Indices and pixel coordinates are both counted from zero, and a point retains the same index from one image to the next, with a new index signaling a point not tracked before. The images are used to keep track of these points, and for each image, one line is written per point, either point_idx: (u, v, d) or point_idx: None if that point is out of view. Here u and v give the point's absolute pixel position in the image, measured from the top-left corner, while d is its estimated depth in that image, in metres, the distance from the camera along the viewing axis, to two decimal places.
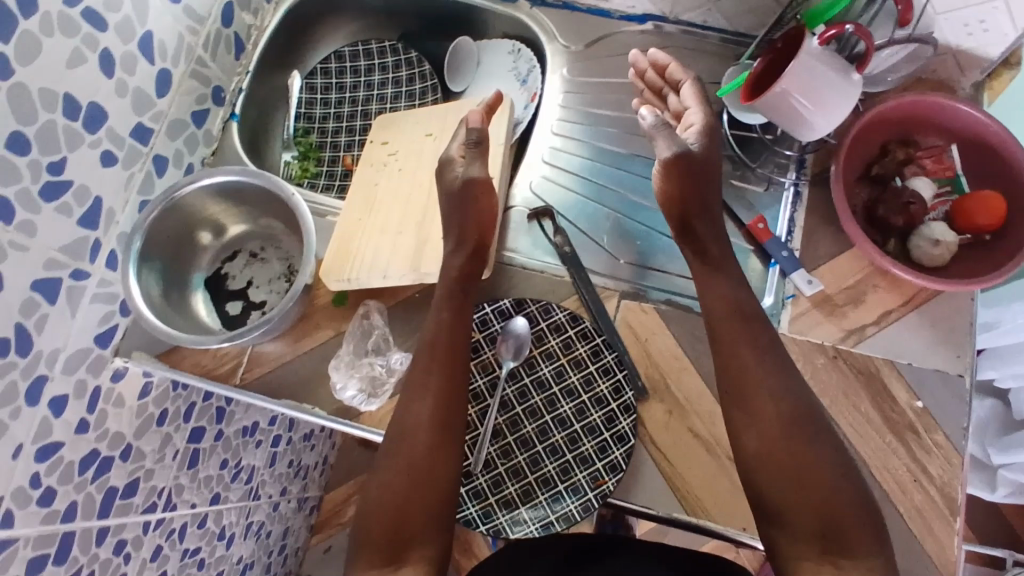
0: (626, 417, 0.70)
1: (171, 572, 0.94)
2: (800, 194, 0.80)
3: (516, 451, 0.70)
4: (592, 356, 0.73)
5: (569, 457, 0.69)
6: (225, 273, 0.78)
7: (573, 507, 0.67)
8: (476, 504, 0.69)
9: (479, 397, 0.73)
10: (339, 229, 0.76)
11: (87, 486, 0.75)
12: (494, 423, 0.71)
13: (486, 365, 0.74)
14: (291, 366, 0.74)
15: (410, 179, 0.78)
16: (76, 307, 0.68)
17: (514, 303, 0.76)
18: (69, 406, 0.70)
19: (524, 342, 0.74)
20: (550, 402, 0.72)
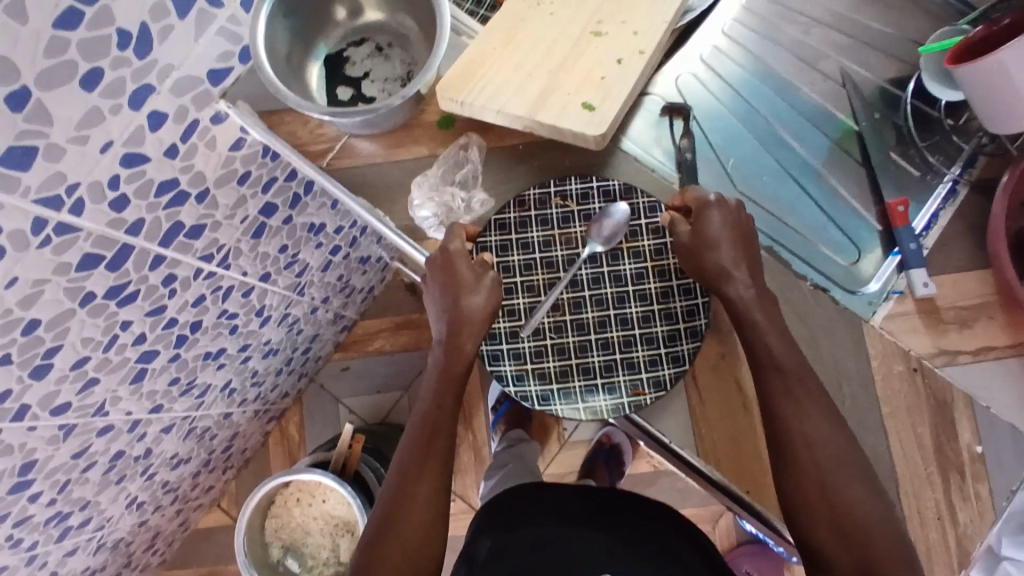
0: (689, 342, 0.68)
1: (206, 324, 0.99)
2: (955, 193, 0.73)
3: (568, 331, 0.70)
4: (680, 272, 0.69)
5: (617, 357, 0.69)
6: (346, 56, 0.76)
7: (604, 404, 0.68)
8: (513, 365, 0.70)
9: (553, 266, 0.71)
10: (471, 51, 0.71)
11: (158, 211, 0.78)
12: (558, 296, 0.70)
13: (568, 240, 0.71)
14: (382, 169, 0.73)
15: (560, 25, 0.72)
16: (202, 32, 0.68)
17: (624, 188, 0.71)
18: (166, 127, 0.71)
19: (620, 230, 0.70)
20: (619, 298, 0.70)
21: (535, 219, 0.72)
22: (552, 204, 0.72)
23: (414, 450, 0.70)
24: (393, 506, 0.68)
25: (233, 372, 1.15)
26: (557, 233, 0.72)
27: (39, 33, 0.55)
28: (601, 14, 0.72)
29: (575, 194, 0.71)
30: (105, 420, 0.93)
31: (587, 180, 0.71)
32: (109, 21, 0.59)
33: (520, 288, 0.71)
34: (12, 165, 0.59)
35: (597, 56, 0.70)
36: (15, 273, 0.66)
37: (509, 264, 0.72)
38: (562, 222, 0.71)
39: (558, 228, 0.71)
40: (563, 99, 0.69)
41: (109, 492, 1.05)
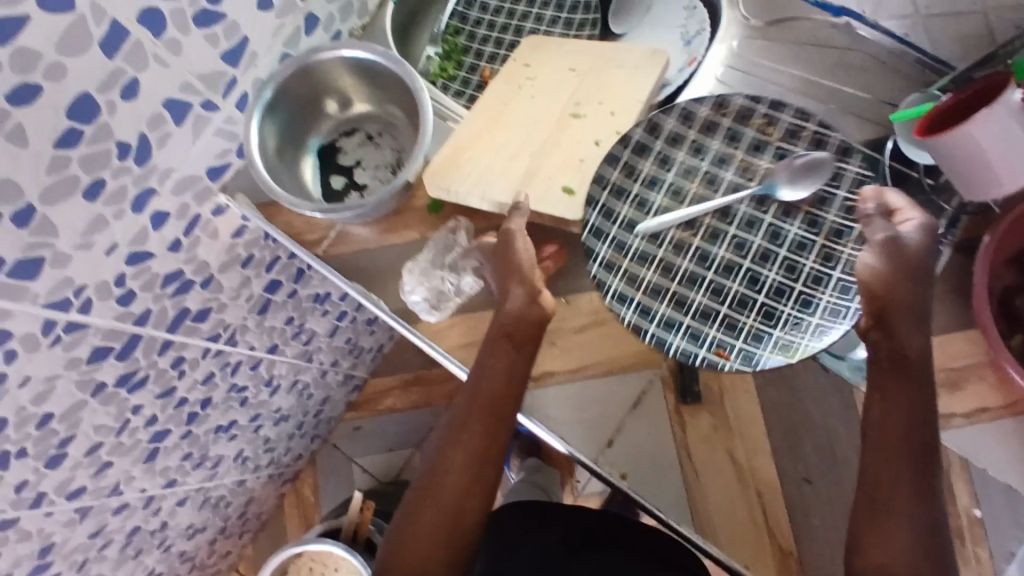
0: (806, 330, 0.65)
1: (216, 399, 1.02)
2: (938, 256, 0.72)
3: (679, 260, 0.70)
4: (828, 263, 0.67)
5: (724, 311, 0.67)
6: (339, 146, 0.80)
7: (676, 342, 0.67)
8: (612, 226, 0.71)
9: (713, 182, 0.71)
10: (455, 137, 0.74)
11: (165, 300, 0.81)
12: (705, 219, 0.70)
13: (748, 167, 0.71)
14: (373, 254, 0.76)
15: (539, 107, 0.75)
16: (199, 135, 0.71)
17: (842, 150, 0.69)
18: (168, 224, 0.74)
19: (808, 181, 0.68)
20: (763, 255, 0.68)
21: (736, 122, 0.71)
22: (750, 125, 0.71)
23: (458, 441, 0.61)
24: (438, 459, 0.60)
25: (245, 441, 1.17)
26: (739, 155, 0.71)
27: (42, 154, 0.58)
28: (577, 96, 0.75)
29: (782, 130, 0.70)
30: (120, 499, 0.96)
31: (806, 121, 0.70)
32: (109, 136, 0.63)
33: (651, 188, 0.72)
34: (21, 276, 0.62)
35: (576, 140, 0.73)
36: (28, 372, 0.70)
37: (635, 169, 0.72)
38: (751, 143, 0.71)
39: (740, 149, 0.71)
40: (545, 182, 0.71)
41: (127, 566, 1.07)
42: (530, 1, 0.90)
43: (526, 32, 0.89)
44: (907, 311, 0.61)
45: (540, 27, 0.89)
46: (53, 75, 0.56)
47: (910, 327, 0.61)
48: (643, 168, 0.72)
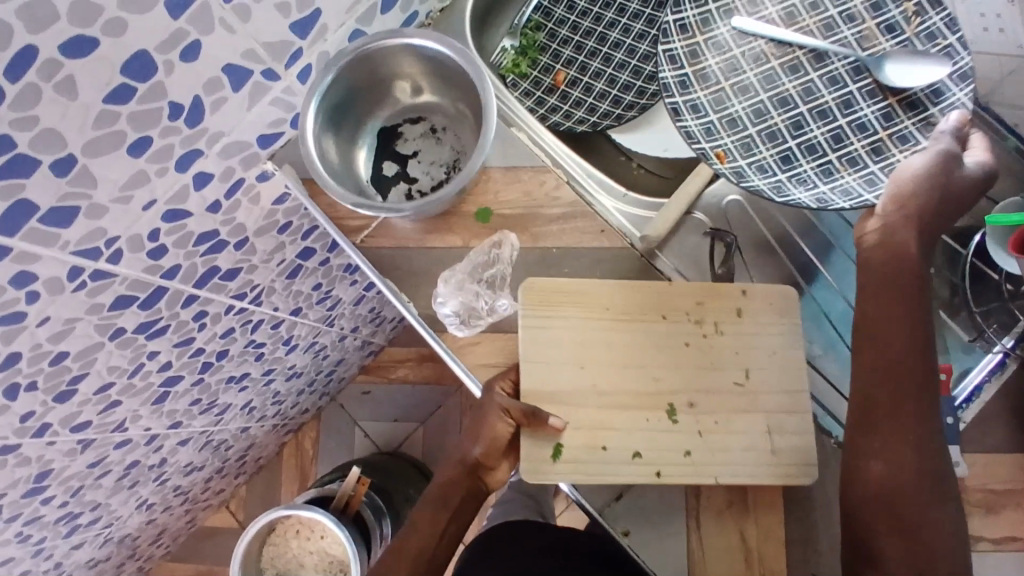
0: (808, 189, 0.65)
1: (233, 353, 1.01)
2: (1004, 366, 0.67)
3: (748, 68, 0.69)
4: (873, 153, 0.64)
5: (752, 131, 0.68)
6: (401, 132, 0.77)
7: (693, 126, 0.70)
8: (719, 12, 0.70)
9: (830, 27, 0.68)
10: (578, 290, 0.68)
11: (195, 258, 0.80)
12: (797, 53, 0.68)
13: (869, 37, 0.67)
14: (412, 253, 0.73)
15: (664, 355, 0.66)
16: (255, 102, 0.69)
17: (960, 74, 0.63)
18: (210, 186, 0.73)
19: (917, 64, 0.63)
20: (823, 111, 0.67)
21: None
22: (899, 5, 0.66)
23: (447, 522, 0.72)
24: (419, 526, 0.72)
25: (255, 393, 1.17)
26: (869, 22, 0.67)
27: (89, 107, 0.56)
28: (689, 386, 0.66)
29: (924, 27, 0.65)
30: (124, 435, 0.97)
31: (953, 30, 0.63)
32: (162, 95, 0.60)
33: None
34: (53, 224, 0.61)
35: (630, 432, 0.64)
36: (48, 314, 0.69)
37: None
38: (887, 21, 0.66)
39: (874, 18, 0.67)
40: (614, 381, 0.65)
41: (121, 494, 1.09)
42: (620, 8, 0.85)
43: (610, 42, 0.84)
44: (928, 222, 0.59)
45: (625, 40, 0.84)
46: (113, 28, 0.53)
47: (920, 235, 0.59)
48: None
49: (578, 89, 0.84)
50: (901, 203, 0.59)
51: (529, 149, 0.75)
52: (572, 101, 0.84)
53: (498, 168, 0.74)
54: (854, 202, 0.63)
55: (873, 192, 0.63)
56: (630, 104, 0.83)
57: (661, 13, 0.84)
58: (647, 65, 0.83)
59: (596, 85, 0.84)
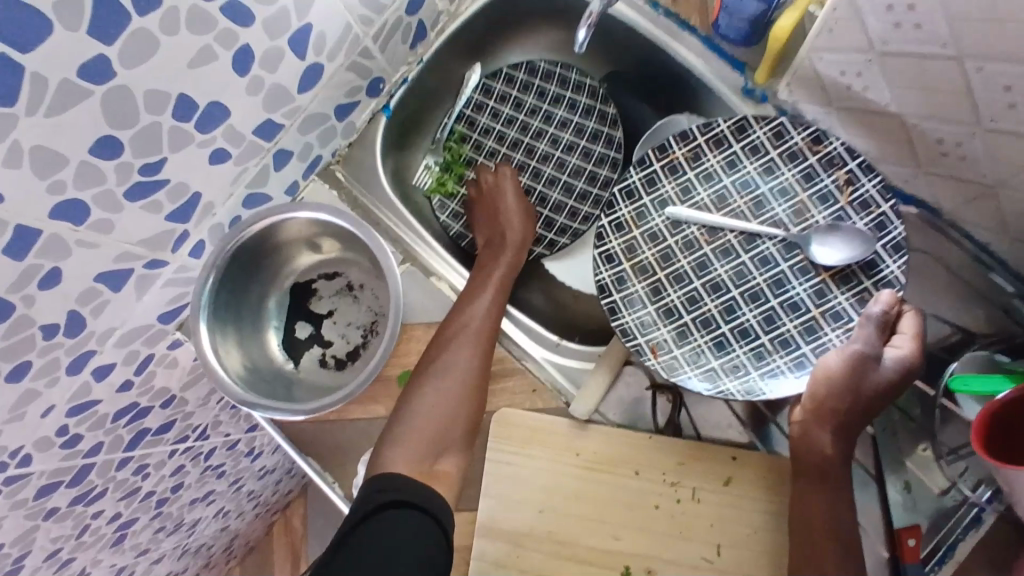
0: (737, 378, 0.60)
1: (189, 481, 0.98)
2: (981, 520, 0.61)
3: (680, 256, 0.64)
4: (806, 334, 0.60)
5: (687, 320, 0.63)
6: (315, 288, 0.70)
7: (629, 321, 0.64)
8: (650, 195, 0.66)
9: (762, 204, 0.63)
10: (549, 438, 0.64)
11: (118, 430, 0.76)
12: (726, 237, 0.63)
13: (801, 211, 0.62)
14: (334, 426, 0.68)
15: (628, 515, 0.61)
16: (145, 291, 0.64)
17: (892, 244, 0.59)
18: (115, 372, 0.68)
19: (843, 241, 0.60)
20: (753, 295, 0.62)
21: (820, 164, 0.63)
22: (829, 173, 0.62)
23: (470, 357, 0.61)
24: (428, 384, 0.60)
25: (227, 500, 1.14)
26: (804, 197, 0.63)
27: None
28: (652, 550, 0.61)
29: (857, 194, 0.61)
30: None
31: (885, 197, 0.60)
32: (29, 325, 0.55)
33: (700, 182, 0.65)
34: None
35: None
36: None
37: (701, 157, 0.66)
38: (818, 191, 0.62)
39: (806, 190, 0.63)
40: (573, 546, 0.61)
41: None
42: (547, 116, 0.78)
43: (538, 155, 0.77)
44: (849, 421, 0.55)
45: (554, 152, 0.77)
46: None
47: (837, 435, 0.55)
48: (708, 161, 0.65)
49: None
50: (818, 404, 0.56)
51: (450, 301, 0.69)
52: None
53: (420, 324, 0.69)
54: (784, 392, 0.59)
55: (802, 376, 0.59)
56: (563, 227, 0.75)
57: (590, 122, 0.77)
58: (579, 180, 0.76)
59: None
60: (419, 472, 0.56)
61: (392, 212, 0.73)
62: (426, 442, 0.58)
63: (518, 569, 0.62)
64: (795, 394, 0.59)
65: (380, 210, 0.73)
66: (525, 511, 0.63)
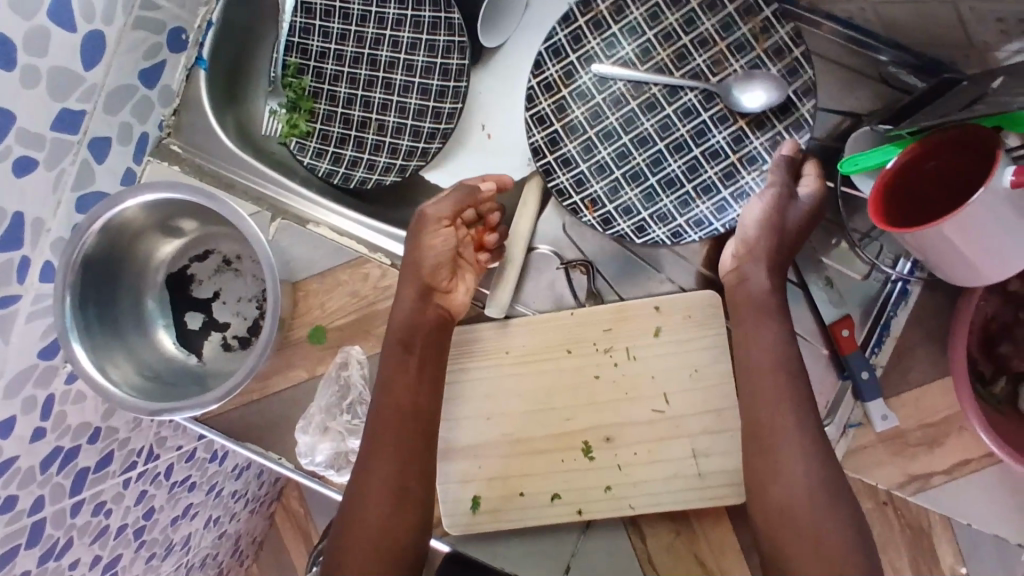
0: (666, 225, 0.60)
1: (160, 503, 0.95)
2: (907, 294, 0.63)
3: (610, 112, 0.62)
4: (726, 179, 0.60)
5: (619, 175, 0.61)
6: (191, 274, 0.65)
7: (564, 180, 0.62)
8: (574, 52, 0.62)
9: (684, 57, 0.60)
10: (475, 349, 0.62)
11: (53, 479, 0.72)
12: (649, 91, 0.61)
13: (720, 61, 0.60)
14: (261, 405, 0.65)
15: (571, 393, 0.61)
16: (10, 333, 0.58)
17: (802, 89, 0.57)
18: (19, 424, 0.65)
19: (758, 88, 0.57)
20: (676, 146, 0.61)
21: (738, 13, 0.59)
22: (747, 22, 0.58)
23: (395, 445, 0.54)
24: (352, 482, 0.54)
25: (211, 508, 1.12)
26: (722, 44, 0.59)
27: None
28: (605, 419, 0.60)
29: (772, 42, 0.58)
30: None
31: (799, 43, 0.57)
32: None
33: (625, 36, 0.61)
34: None
35: (547, 475, 0.60)
36: None
37: (625, 11, 0.61)
38: (737, 41, 0.59)
39: (724, 40, 0.59)
40: (532, 442, 0.61)
41: None
42: (381, 19, 0.71)
43: (384, 64, 0.71)
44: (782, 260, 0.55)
45: (399, 56, 0.71)
46: None
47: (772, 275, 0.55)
48: (631, 15, 0.61)
49: (372, 130, 0.72)
50: (748, 250, 0.56)
51: (335, 243, 0.65)
52: (371, 146, 0.72)
53: (314, 276, 0.65)
54: (706, 235, 0.59)
55: (724, 221, 0.59)
56: (432, 132, 0.70)
57: (424, 11, 0.69)
58: (433, 79, 0.70)
59: (388, 120, 0.71)
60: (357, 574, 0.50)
61: (244, 169, 0.67)
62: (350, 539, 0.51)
63: (487, 481, 0.61)
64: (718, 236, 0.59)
65: (244, 176, 0.67)
66: (475, 424, 0.61)
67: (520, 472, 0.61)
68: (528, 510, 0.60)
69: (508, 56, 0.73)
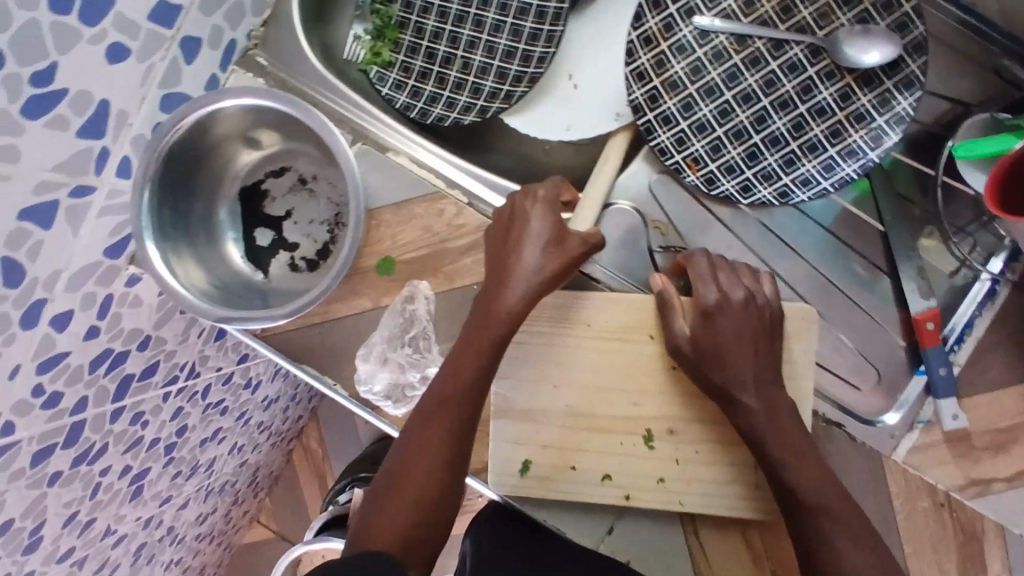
0: (771, 184, 0.59)
1: (193, 423, 0.95)
2: (994, 294, 0.62)
3: (711, 68, 0.59)
4: (832, 137, 0.58)
5: (720, 133, 0.59)
6: (265, 189, 0.64)
7: (665, 139, 0.60)
8: (675, 4, 0.59)
9: (789, 10, 0.58)
10: (548, 322, 0.59)
11: (100, 381, 0.72)
12: (753, 45, 0.58)
13: (827, 13, 0.57)
14: (321, 330, 0.64)
15: (644, 381, 0.58)
16: (80, 224, 0.58)
17: (913, 44, 0.56)
18: (74, 319, 0.63)
19: (875, 43, 0.55)
20: (781, 103, 0.58)
21: None
22: None
23: (459, 398, 0.54)
24: (415, 432, 0.53)
25: (238, 434, 1.12)
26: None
27: None
28: (674, 410, 0.58)
29: None
30: (117, 534, 0.94)
31: None
32: None
33: None
34: None
35: (603, 454, 0.59)
36: None
37: None
38: None
39: None
40: (593, 414, 0.59)
41: (143, 569, 1.08)
42: None
43: (476, 0, 0.68)
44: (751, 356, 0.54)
45: None
46: None
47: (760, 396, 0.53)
48: None
49: (455, 68, 0.69)
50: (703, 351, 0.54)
51: (412, 174, 0.64)
52: (453, 84, 0.69)
53: (388, 206, 0.63)
54: (815, 195, 0.58)
55: (831, 181, 0.58)
56: (519, 75, 0.68)
57: None
58: (526, 21, 0.67)
59: (474, 58, 0.69)
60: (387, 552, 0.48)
61: (327, 89, 0.66)
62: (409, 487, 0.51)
63: (540, 436, 0.60)
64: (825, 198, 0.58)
65: (328, 97, 0.66)
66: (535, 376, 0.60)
67: (577, 429, 0.59)
68: (578, 487, 0.59)
69: (607, 6, 0.70)
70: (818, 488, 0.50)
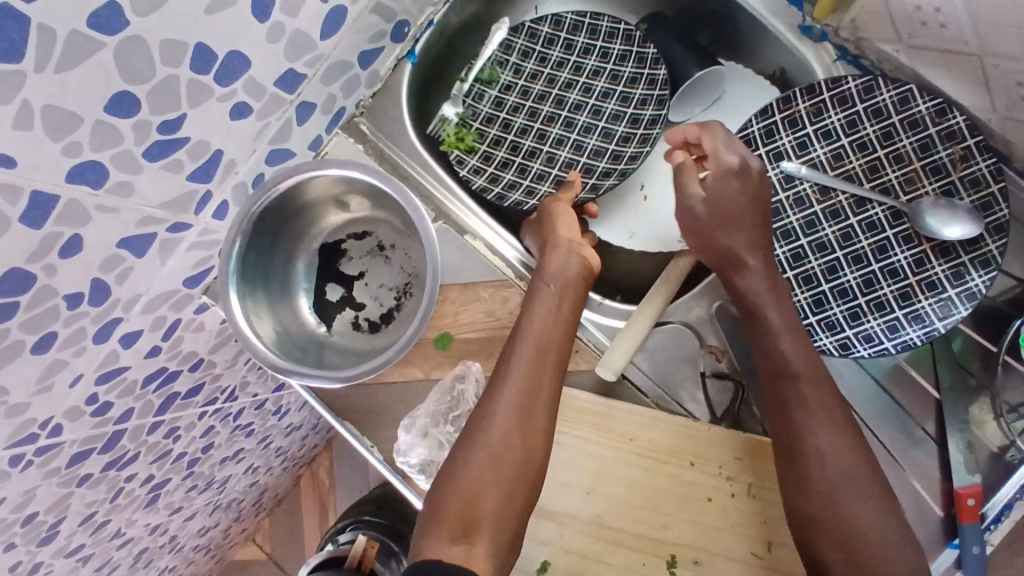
0: (833, 334, 0.59)
1: (219, 440, 0.97)
2: None
3: (791, 213, 0.62)
4: (901, 300, 0.58)
5: (790, 275, 0.61)
6: (344, 249, 0.68)
7: None
8: (766, 147, 0.63)
9: (876, 170, 0.61)
10: (594, 428, 0.61)
11: (149, 395, 0.74)
12: (836, 199, 0.61)
13: (912, 179, 0.60)
14: (368, 391, 0.66)
15: (677, 504, 0.59)
16: (170, 255, 0.61)
17: (995, 225, 0.57)
18: (142, 339, 0.66)
19: (958, 217, 0.56)
20: (855, 257, 0.60)
21: (938, 135, 0.59)
22: (946, 146, 0.59)
23: (524, 385, 0.54)
24: (481, 419, 0.54)
25: (256, 456, 1.14)
26: (918, 166, 0.60)
27: None
28: (700, 541, 0.58)
29: (970, 172, 0.58)
30: (125, 536, 0.95)
31: (998, 179, 0.57)
32: (53, 294, 0.51)
33: (818, 139, 0.62)
34: None
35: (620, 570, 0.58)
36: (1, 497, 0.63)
37: (823, 114, 0.62)
38: (933, 163, 0.59)
39: (920, 160, 0.60)
40: (619, 525, 0.59)
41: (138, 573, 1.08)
42: (574, 66, 0.74)
43: (570, 106, 0.73)
44: (757, 215, 0.59)
45: (587, 99, 0.73)
46: None
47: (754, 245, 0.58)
48: (829, 118, 0.62)
49: (539, 162, 0.73)
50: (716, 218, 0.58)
51: (484, 260, 0.67)
52: (533, 175, 0.73)
53: (456, 285, 0.66)
54: (877, 354, 0.58)
55: (895, 342, 0.58)
56: (606, 172, 0.72)
57: (625, 67, 0.73)
58: (619, 126, 0.73)
59: (561, 154, 0.73)
60: (462, 559, 0.47)
61: (421, 167, 0.70)
62: (470, 489, 0.51)
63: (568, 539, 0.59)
64: (887, 357, 0.58)
65: (421, 173, 0.70)
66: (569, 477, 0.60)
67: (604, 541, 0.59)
68: None
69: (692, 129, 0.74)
70: (836, 434, 0.51)
